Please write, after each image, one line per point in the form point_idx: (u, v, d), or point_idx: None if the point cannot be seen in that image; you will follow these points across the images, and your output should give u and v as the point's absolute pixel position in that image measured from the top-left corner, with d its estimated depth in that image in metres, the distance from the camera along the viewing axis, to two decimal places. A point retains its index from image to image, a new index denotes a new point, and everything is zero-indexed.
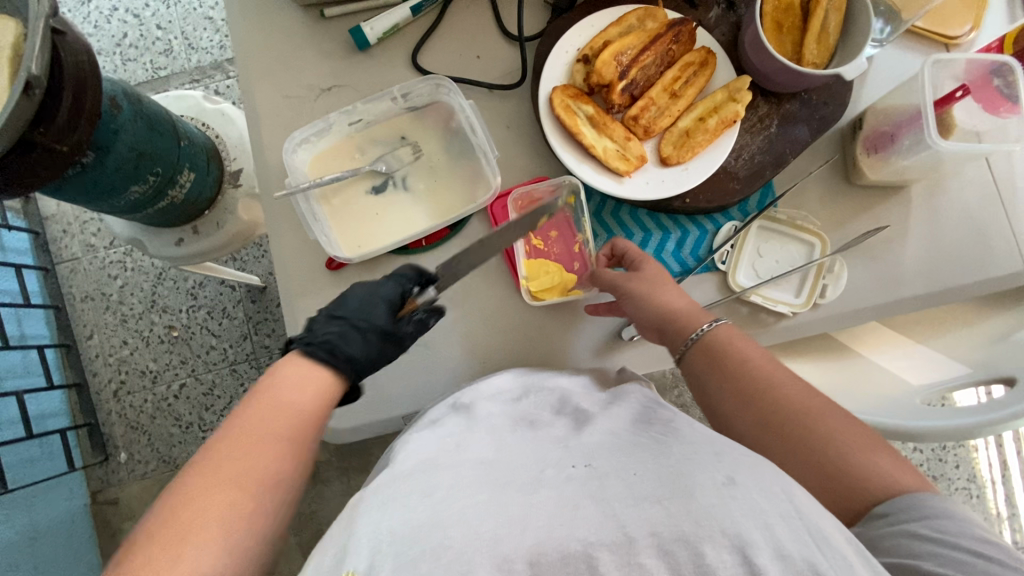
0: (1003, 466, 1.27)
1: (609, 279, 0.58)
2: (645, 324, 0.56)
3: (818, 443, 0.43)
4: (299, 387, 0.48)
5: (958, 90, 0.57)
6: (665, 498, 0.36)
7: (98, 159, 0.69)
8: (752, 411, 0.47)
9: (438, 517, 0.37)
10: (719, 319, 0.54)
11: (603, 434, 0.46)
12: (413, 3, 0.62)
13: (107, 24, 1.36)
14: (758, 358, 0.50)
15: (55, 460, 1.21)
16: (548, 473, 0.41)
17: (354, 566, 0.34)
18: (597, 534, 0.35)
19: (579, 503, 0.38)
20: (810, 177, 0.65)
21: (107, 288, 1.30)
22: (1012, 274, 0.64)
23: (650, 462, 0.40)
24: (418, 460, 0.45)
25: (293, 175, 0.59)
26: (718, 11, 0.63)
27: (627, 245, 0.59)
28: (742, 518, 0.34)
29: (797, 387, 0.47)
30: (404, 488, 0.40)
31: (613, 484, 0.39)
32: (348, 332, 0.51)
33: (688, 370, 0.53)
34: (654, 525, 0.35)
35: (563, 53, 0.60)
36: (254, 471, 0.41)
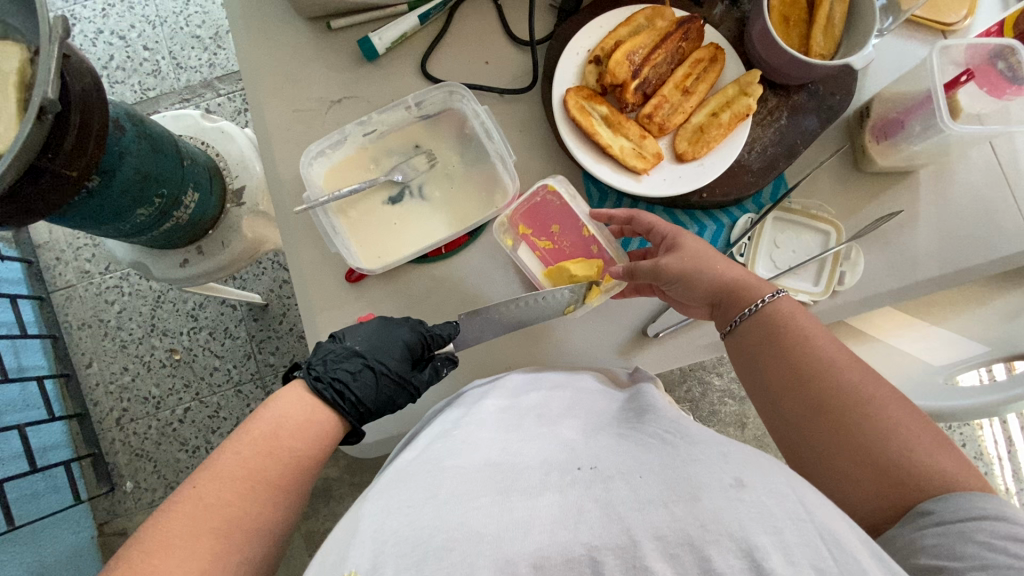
0: (1008, 442, 1.29)
1: (653, 263, 0.54)
2: (697, 299, 0.54)
3: (875, 437, 0.42)
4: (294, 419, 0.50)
5: (963, 75, 0.59)
6: (671, 501, 0.36)
7: (104, 184, 0.67)
8: (807, 396, 0.46)
9: (441, 513, 0.36)
10: (779, 290, 0.52)
11: (608, 441, 0.45)
12: (421, 12, 0.62)
13: (93, 47, 1.34)
14: (822, 340, 0.48)
15: (60, 493, 1.19)
16: (552, 476, 0.40)
17: (357, 565, 0.34)
18: (601, 537, 0.35)
19: (583, 507, 0.37)
20: (821, 167, 0.65)
21: (105, 314, 1.28)
22: (1020, 252, 0.65)
23: (655, 466, 0.40)
24: (427, 458, 0.44)
25: (311, 188, 0.58)
26: (722, 7, 0.64)
27: (660, 223, 0.57)
28: (748, 524, 0.34)
29: (861, 374, 0.45)
30: (419, 491, 0.39)
31: (618, 487, 0.38)
32: (361, 372, 0.55)
33: (736, 344, 0.53)
34: (656, 528, 0.35)
35: (574, 55, 0.60)
36: (231, 508, 0.43)
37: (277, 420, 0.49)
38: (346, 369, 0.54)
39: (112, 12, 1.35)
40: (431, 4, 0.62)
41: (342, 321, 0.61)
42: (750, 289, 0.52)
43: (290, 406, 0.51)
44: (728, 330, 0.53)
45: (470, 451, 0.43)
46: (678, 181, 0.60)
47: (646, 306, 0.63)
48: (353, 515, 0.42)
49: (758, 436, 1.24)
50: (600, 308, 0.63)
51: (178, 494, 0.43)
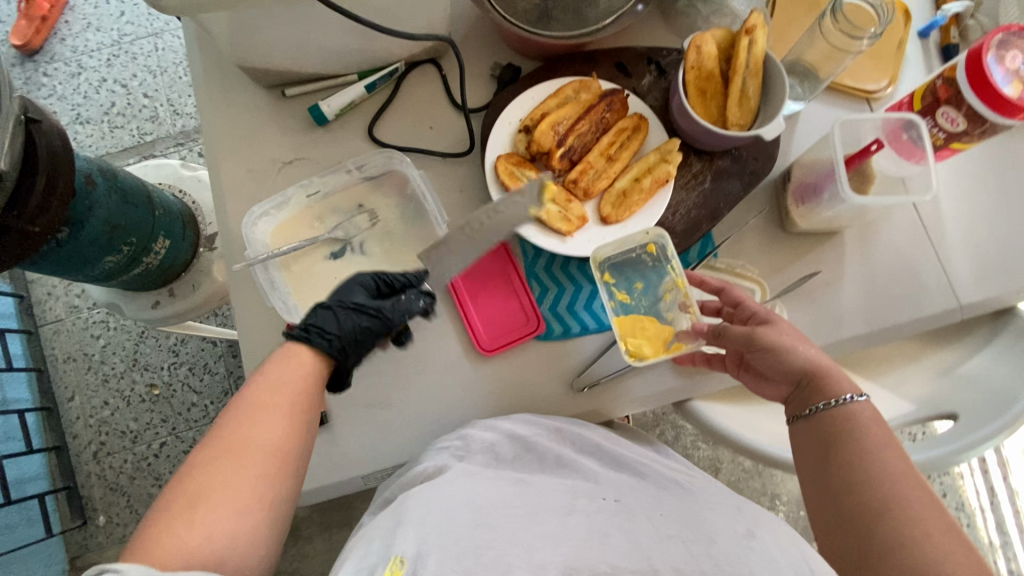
0: (989, 492, 1.27)
1: (742, 333, 0.57)
2: (783, 376, 0.56)
3: (914, 550, 0.44)
4: (293, 385, 0.53)
5: (873, 143, 0.59)
6: (690, 540, 0.49)
7: (72, 235, 0.72)
8: (854, 504, 0.47)
9: (479, 520, 0.50)
10: (862, 394, 0.53)
11: (630, 484, 0.59)
12: (367, 82, 0.67)
13: (96, 94, 1.38)
14: (893, 451, 0.49)
15: (33, 526, 1.18)
16: (580, 502, 0.54)
17: (402, 552, 0.48)
18: (626, 560, 0.46)
19: (607, 530, 0.50)
20: (747, 227, 0.68)
21: (90, 348, 1.29)
22: (945, 311, 0.67)
23: (675, 510, 0.54)
24: (465, 468, 0.57)
25: (252, 247, 0.62)
26: (650, 78, 0.69)
27: (744, 297, 0.60)
28: (757, 565, 0.46)
29: (907, 485, 0.47)
30: (462, 498, 0.53)
31: (638, 520, 0.52)
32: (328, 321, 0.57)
33: (804, 436, 0.54)
34: (676, 562, 0.46)
35: (507, 124, 0.65)
36: (264, 440, 0.48)
37: (285, 386, 0.52)
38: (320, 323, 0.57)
39: (117, 61, 1.40)
40: (377, 75, 0.67)
41: None
42: (834, 383, 0.53)
43: (286, 372, 0.53)
44: (800, 415, 0.55)
45: (508, 496, 0.54)
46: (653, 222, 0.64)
47: (575, 360, 0.65)
48: (397, 511, 0.55)
49: (730, 484, 1.23)
50: (530, 361, 0.65)
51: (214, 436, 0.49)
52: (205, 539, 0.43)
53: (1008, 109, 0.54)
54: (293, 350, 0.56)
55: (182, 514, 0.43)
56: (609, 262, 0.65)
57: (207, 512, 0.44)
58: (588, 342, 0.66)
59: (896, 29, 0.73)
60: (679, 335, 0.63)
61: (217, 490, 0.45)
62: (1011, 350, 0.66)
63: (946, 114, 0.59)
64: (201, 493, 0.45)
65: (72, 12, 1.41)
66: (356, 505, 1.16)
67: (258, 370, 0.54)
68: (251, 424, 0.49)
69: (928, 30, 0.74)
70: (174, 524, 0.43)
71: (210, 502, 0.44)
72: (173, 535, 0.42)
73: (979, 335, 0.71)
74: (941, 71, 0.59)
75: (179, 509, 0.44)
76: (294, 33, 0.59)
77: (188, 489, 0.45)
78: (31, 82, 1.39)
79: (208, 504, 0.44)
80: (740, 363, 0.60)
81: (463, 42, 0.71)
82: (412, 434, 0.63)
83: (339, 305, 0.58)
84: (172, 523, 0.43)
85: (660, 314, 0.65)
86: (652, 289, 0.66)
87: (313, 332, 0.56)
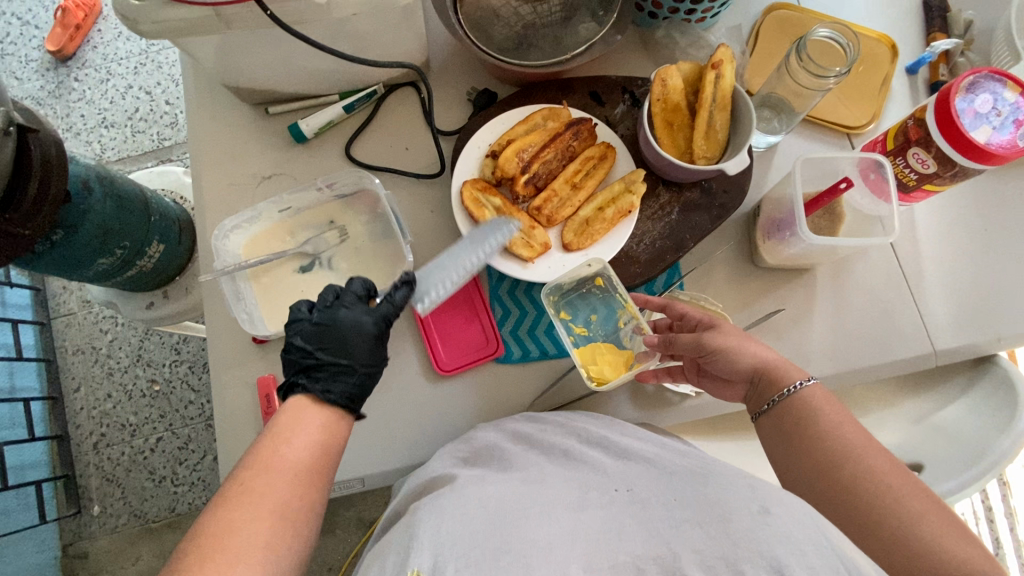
0: (995, 544, 1.10)
1: (690, 339, 0.55)
2: (734, 376, 0.54)
3: (889, 519, 0.42)
4: (313, 438, 0.49)
5: (843, 182, 0.57)
6: (706, 522, 0.39)
7: (67, 237, 0.75)
8: (827, 486, 0.45)
9: (498, 523, 0.44)
10: (811, 377, 0.51)
11: (639, 468, 0.50)
12: (346, 103, 0.69)
13: (121, 100, 1.35)
14: (847, 424, 0.47)
15: (28, 512, 1.15)
16: (591, 495, 0.47)
17: (418, 564, 0.41)
18: (643, 547, 0.40)
19: (622, 521, 0.43)
20: (713, 259, 0.68)
21: (98, 341, 1.27)
22: (920, 355, 0.64)
23: (686, 491, 0.44)
24: (470, 476, 0.51)
25: (221, 258, 0.65)
26: (623, 107, 0.70)
27: (686, 308, 0.59)
28: (779, 547, 0.36)
29: (871, 455, 0.45)
30: (453, 498, 0.47)
31: (653, 508, 0.43)
32: (328, 372, 0.53)
33: (766, 430, 0.51)
34: (694, 544, 0.38)
35: (475, 147, 0.66)
36: (283, 494, 0.44)
37: (296, 442, 0.47)
38: (327, 374, 0.53)
39: (143, 70, 1.36)
40: (356, 97, 0.69)
41: (245, 379, 0.65)
42: (782, 374, 0.51)
43: (301, 426, 0.49)
44: (759, 411, 0.52)
45: (496, 487, 0.49)
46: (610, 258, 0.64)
47: (532, 384, 0.66)
48: (406, 524, 0.48)
49: None
50: (489, 382, 0.65)
51: (226, 492, 0.44)
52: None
53: (977, 153, 0.52)
54: (301, 406, 0.51)
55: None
56: (562, 299, 0.65)
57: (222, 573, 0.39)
58: (547, 366, 0.66)
59: (882, 64, 0.72)
60: (638, 356, 0.62)
61: (246, 553, 0.41)
62: (989, 399, 0.63)
63: (916, 156, 0.57)
64: (211, 552, 0.40)
65: (105, 22, 1.37)
66: (335, 511, 1.18)
67: (269, 422, 0.49)
68: (266, 475, 0.44)
69: (916, 67, 0.72)
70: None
71: (228, 563, 0.40)
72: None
73: (958, 381, 0.68)
74: (912, 112, 0.58)
75: (194, 570, 0.39)
76: (273, 55, 0.61)
77: (202, 545, 0.40)
78: (62, 87, 1.35)
79: (235, 565, 0.40)
80: (700, 370, 0.59)
81: (443, 68, 0.73)
82: (367, 449, 0.63)
83: (357, 367, 0.54)
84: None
85: (619, 341, 0.64)
86: (610, 319, 0.65)
87: (333, 397, 0.52)
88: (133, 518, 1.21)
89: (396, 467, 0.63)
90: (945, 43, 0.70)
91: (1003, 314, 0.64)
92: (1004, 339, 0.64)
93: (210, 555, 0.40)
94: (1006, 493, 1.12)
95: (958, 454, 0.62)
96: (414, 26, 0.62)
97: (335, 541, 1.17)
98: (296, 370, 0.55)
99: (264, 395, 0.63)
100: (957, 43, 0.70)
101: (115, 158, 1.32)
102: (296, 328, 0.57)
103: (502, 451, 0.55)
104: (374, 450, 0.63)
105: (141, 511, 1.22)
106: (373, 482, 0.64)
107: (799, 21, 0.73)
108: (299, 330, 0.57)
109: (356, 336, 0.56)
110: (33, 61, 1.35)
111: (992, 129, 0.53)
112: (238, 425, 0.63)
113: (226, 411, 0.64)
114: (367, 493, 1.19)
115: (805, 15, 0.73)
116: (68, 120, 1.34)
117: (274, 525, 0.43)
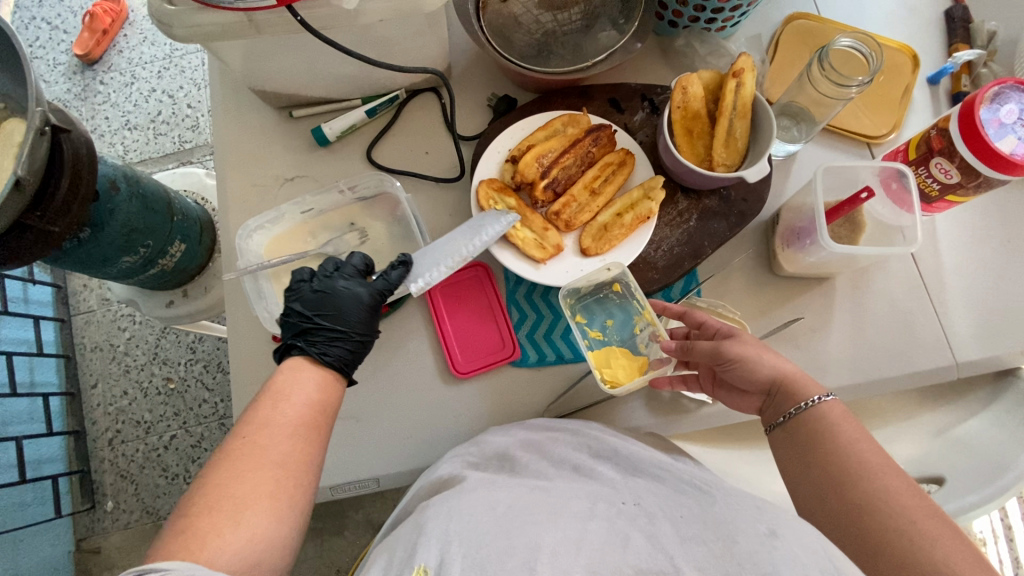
0: (1013, 564, 1.08)
1: (708, 347, 0.54)
2: (751, 387, 0.53)
3: (901, 540, 0.41)
4: (312, 385, 0.51)
5: (864, 191, 0.57)
6: (710, 540, 0.40)
7: (93, 235, 0.77)
8: (839, 503, 0.45)
9: (507, 527, 0.43)
10: (829, 393, 0.50)
11: (647, 484, 0.50)
12: (368, 107, 0.70)
13: (145, 103, 1.37)
14: (865, 443, 0.47)
15: (45, 506, 1.17)
16: (599, 507, 0.46)
17: (425, 560, 0.42)
18: (647, 562, 0.39)
19: (628, 533, 0.42)
20: (731, 266, 0.68)
21: (116, 339, 1.28)
22: (940, 367, 0.64)
23: (695, 509, 0.45)
24: (481, 478, 0.50)
25: (244, 257, 0.66)
26: (643, 114, 0.70)
27: (705, 317, 0.59)
28: (780, 564, 0.37)
29: (886, 475, 0.44)
30: (465, 498, 0.47)
31: (661, 523, 0.44)
32: (324, 336, 0.55)
33: (780, 444, 0.51)
34: (698, 562, 0.39)
35: (496, 152, 0.67)
36: (285, 447, 0.45)
37: (297, 397, 0.49)
38: (324, 338, 0.55)
39: (166, 74, 1.39)
40: (378, 101, 0.71)
41: (263, 377, 0.66)
42: (800, 388, 0.51)
43: (299, 382, 0.50)
44: (775, 423, 0.52)
45: (503, 492, 0.48)
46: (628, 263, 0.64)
47: (548, 388, 0.66)
48: (414, 522, 0.48)
49: None
50: (505, 385, 0.66)
51: (230, 443, 0.45)
52: (243, 544, 0.40)
53: (1001, 164, 0.52)
54: (297, 365, 0.52)
55: (204, 520, 0.41)
56: (579, 302, 0.65)
57: (231, 516, 0.41)
58: (563, 370, 0.66)
59: (904, 74, 0.72)
60: (652, 363, 0.62)
61: (253, 499, 0.42)
62: (1012, 412, 0.62)
63: (939, 166, 0.57)
64: (220, 498, 0.42)
65: (131, 27, 1.41)
66: (345, 513, 1.18)
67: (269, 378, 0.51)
68: (270, 430, 0.45)
69: (938, 77, 0.72)
70: (212, 526, 0.40)
71: (238, 506, 0.42)
72: (206, 542, 0.40)
73: (981, 394, 0.68)
74: (934, 122, 0.57)
75: (202, 516, 0.41)
76: (300, 60, 0.62)
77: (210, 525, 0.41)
78: (88, 89, 1.38)
79: (244, 511, 0.42)
80: (715, 380, 0.59)
81: (464, 75, 0.74)
82: (382, 449, 0.64)
83: (353, 332, 0.56)
84: (206, 529, 0.40)
85: (635, 347, 0.64)
86: (626, 325, 0.65)
87: (329, 359, 0.53)
88: (145, 515, 1.22)
89: (411, 468, 0.64)
90: (967, 53, 0.70)
91: None
92: None
93: (216, 501, 0.42)
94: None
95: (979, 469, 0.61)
96: (437, 33, 0.64)
97: (345, 542, 1.17)
98: (294, 334, 0.56)
99: None
100: (979, 54, 0.70)
101: (137, 159, 1.35)
102: (294, 294, 0.58)
103: (511, 456, 0.55)
104: (390, 451, 0.64)
105: (154, 508, 1.22)
106: (387, 483, 0.65)
107: (820, 31, 0.73)
108: (298, 296, 0.58)
109: (353, 306, 0.57)
110: (60, 64, 1.39)
111: (1018, 139, 0.53)
112: None
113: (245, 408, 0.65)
114: (377, 495, 1.19)
115: (827, 25, 0.73)
116: (93, 122, 1.37)
117: (277, 475, 0.44)
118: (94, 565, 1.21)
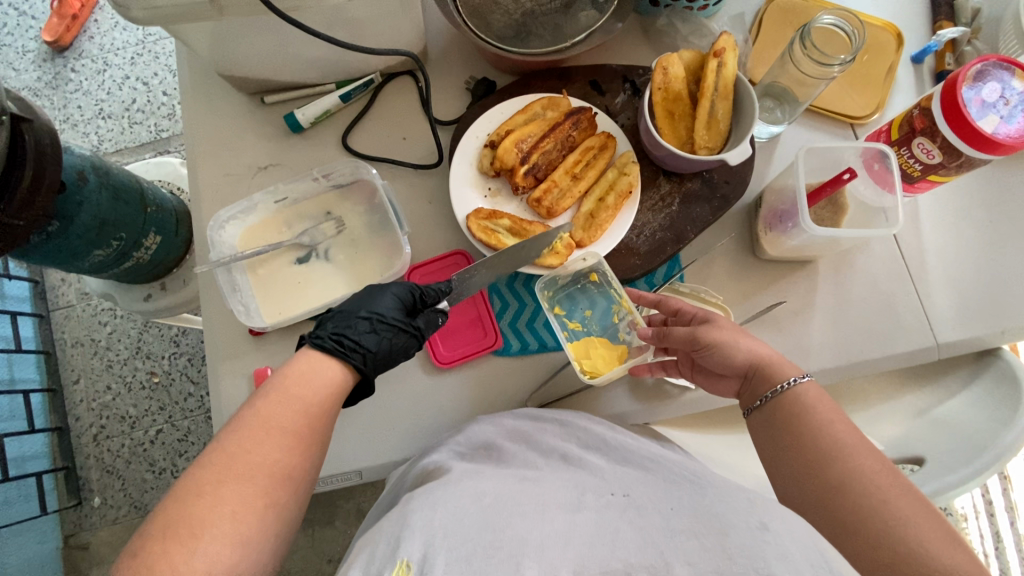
0: (995, 539, 1.11)
1: (684, 333, 0.54)
2: (728, 371, 0.53)
3: (874, 520, 0.41)
4: (306, 380, 0.49)
5: (845, 172, 0.56)
6: (701, 533, 0.39)
7: (62, 229, 0.74)
8: (815, 486, 0.44)
9: (491, 520, 0.42)
10: (806, 375, 0.50)
11: (636, 475, 0.49)
12: (342, 92, 0.68)
13: (118, 91, 1.33)
14: (839, 423, 0.46)
15: (29, 503, 1.15)
16: (587, 498, 0.46)
17: (408, 557, 0.40)
18: (636, 555, 0.38)
19: (617, 526, 0.42)
20: (715, 251, 0.67)
21: (96, 333, 1.26)
22: (921, 349, 0.64)
23: (686, 500, 0.43)
24: (466, 470, 0.50)
25: (217, 249, 0.64)
26: (624, 97, 0.69)
27: (681, 302, 0.58)
28: (774, 560, 0.35)
29: (862, 454, 0.44)
30: (451, 491, 0.46)
31: (650, 515, 0.42)
32: (337, 318, 0.55)
33: (758, 427, 0.50)
34: (689, 555, 0.37)
35: (473, 138, 0.66)
36: (259, 459, 0.43)
37: (285, 399, 0.46)
38: (345, 324, 0.54)
39: (140, 60, 1.34)
40: (352, 86, 0.68)
41: (241, 371, 0.64)
42: (777, 370, 0.51)
43: (299, 380, 0.49)
44: (752, 406, 0.51)
45: (488, 483, 0.47)
46: (606, 253, 0.64)
47: (531, 377, 0.65)
48: (399, 514, 0.46)
49: None
50: (488, 374, 0.65)
51: (204, 453, 0.43)
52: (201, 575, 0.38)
53: (983, 144, 0.51)
54: (304, 346, 0.52)
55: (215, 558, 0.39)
56: (557, 293, 0.65)
57: (187, 542, 0.39)
58: (547, 358, 0.65)
59: (888, 52, 0.71)
60: (632, 351, 0.62)
61: (212, 521, 0.40)
62: (993, 392, 0.63)
63: (921, 146, 0.57)
64: (178, 519, 0.39)
65: (101, 12, 1.36)
66: (335, 504, 1.18)
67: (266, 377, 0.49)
68: (247, 441, 0.43)
69: (922, 56, 0.71)
70: (166, 554, 0.38)
71: (196, 530, 0.39)
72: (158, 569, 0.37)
73: (962, 374, 0.68)
74: (917, 101, 0.57)
75: (158, 541, 0.39)
76: (269, 42, 0.59)
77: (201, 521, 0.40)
78: (59, 78, 1.34)
79: (202, 536, 0.39)
80: (694, 364, 0.58)
81: (440, 57, 0.72)
82: (365, 441, 0.63)
83: (363, 313, 0.55)
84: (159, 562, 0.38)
85: (615, 336, 0.64)
86: (606, 314, 0.65)
87: (326, 337, 0.52)
88: (133, 510, 1.20)
89: (394, 459, 0.63)
90: (952, 30, 0.69)
91: (1004, 308, 0.64)
92: (1008, 333, 0.63)
93: (176, 521, 0.39)
94: (1007, 487, 1.11)
95: (959, 449, 0.62)
96: (412, 14, 0.61)
97: (335, 533, 1.17)
98: (320, 325, 0.57)
99: (260, 387, 0.63)
100: (963, 32, 0.69)
101: (113, 149, 1.31)
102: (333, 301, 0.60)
103: (498, 447, 0.54)
104: (371, 444, 0.63)
105: (141, 504, 1.21)
106: (370, 475, 0.64)
107: (803, 10, 0.71)
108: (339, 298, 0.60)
109: (376, 295, 0.58)
110: (29, 52, 1.34)
111: (1001, 118, 0.52)
112: (235, 417, 0.63)
113: (223, 403, 0.63)
114: (366, 485, 1.19)
115: (810, 3, 0.71)
116: (64, 112, 1.33)
117: (244, 492, 0.42)
118: (83, 561, 1.20)
